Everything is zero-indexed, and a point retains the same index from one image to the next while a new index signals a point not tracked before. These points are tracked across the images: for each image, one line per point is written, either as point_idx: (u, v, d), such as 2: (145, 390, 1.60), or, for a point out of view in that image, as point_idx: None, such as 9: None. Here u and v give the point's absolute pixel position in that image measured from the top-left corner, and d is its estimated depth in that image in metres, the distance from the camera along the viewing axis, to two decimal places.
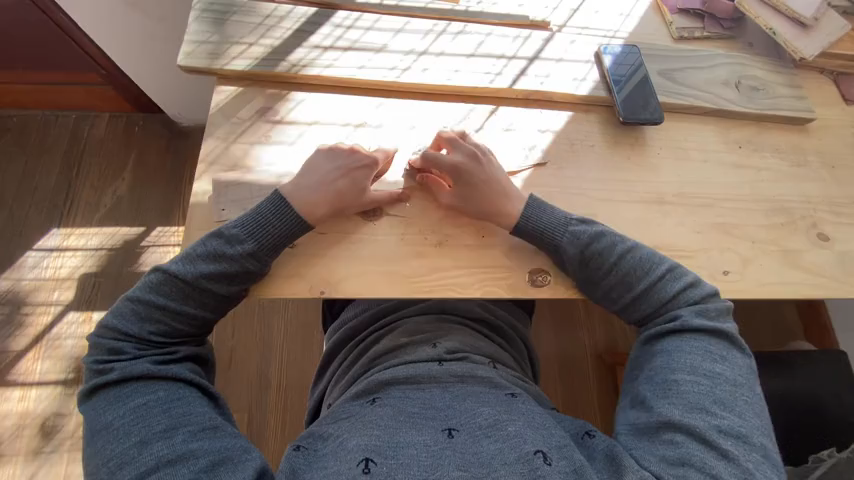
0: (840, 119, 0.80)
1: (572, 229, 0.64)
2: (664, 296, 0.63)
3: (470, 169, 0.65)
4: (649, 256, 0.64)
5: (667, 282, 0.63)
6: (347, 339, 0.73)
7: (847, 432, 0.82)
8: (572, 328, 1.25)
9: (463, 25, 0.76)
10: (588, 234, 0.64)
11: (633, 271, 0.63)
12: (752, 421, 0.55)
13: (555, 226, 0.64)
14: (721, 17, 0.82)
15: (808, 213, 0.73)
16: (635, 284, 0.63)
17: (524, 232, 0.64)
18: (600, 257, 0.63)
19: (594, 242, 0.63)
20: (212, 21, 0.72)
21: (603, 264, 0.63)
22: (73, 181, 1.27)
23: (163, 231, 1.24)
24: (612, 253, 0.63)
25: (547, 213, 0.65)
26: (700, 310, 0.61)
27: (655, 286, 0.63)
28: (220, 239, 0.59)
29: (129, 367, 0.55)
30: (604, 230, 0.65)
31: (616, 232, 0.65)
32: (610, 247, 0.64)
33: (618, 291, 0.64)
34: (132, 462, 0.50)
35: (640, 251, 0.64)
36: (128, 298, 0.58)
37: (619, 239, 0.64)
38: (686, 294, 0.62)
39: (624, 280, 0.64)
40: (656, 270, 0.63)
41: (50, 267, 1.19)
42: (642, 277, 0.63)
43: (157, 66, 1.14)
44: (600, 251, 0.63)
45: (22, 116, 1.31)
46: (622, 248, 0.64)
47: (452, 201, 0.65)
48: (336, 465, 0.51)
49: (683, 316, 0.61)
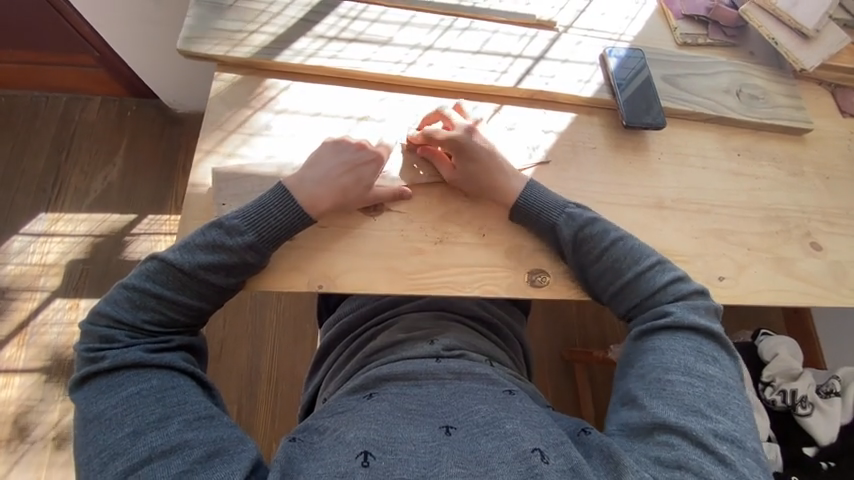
0: (836, 131, 0.82)
1: (569, 211, 0.65)
2: (651, 285, 0.63)
3: (473, 150, 0.66)
4: (639, 246, 0.65)
5: (655, 272, 0.64)
6: (344, 333, 0.73)
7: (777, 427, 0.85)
8: (565, 328, 1.26)
9: (469, 21, 0.76)
10: (583, 218, 0.65)
11: (623, 258, 0.64)
12: (744, 425, 0.56)
13: (551, 207, 0.65)
14: (724, 24, 0.83)
15: (802, 222, 0.74)
16: (623, 271, 0.64)
17: (522, 213, 0.65)
18: (592, 240, 0.64)
19: (587, 226, 0.64)
20: (213, 7, 0.70)
21: (594, 247, 0.64)
22: (62, 165, 1.24)
23: (154, 219, 1.22)
24: (604, 238, 0.64)
25: (545, 194, 0.66)
26: (690, 306, 0.62)
27: (644, 275, 0.64)
28: (220, 230, 0.58)
29: (121, 355, 0.54)
30: (598, 218, 0.66)
31: (609, 221, 0.66)
32: (602, 232, 0.64)
33: (607, 278, 0.64)
34: (125, 453, 0.49)
35: (632, 240, 0.65)
36: (122, 285, 0.57)
37: (612, 228, 0.65)
38: (674, 286, 0.63)
39: (614, 266, 0.64)
40: (645, 259, 0.64)
41: (36, 252, 1.16)
42: (631, 265, 0.64)
43: (151, 49, 1.11)
44: (592, 234, 0.64)
45: (11, 97, 1.28)
46: (615, 235, 0.65)
47: (452, 176, 0.66)
48: (335, 456, 0.51)
49: (674, 312, 0.61)
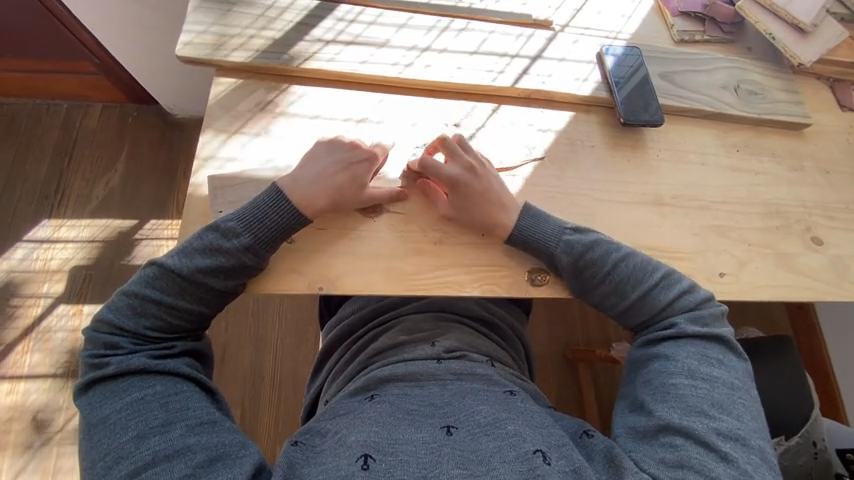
0: (835, 126, 0.82)
1: (566, 239, 0.64)
2: (657, 302, 0.63)
3: (469, 180, 0.65)
4: (641, 264, 0.64)
5: (661, 289, 0.63)
6: (345, 335, 0.73)
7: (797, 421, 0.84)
8: (567, 328, 1.26)
9: (466, 22, 0.76)
10: (582, 244, 0.63)
11: (626, 280, 0.64)
12: (750, 425, 0.56)
13: (549, 238, 0.63)
14: (721, 21, 0.83)
15: (803, 217, 0.74)
16: (628, 293, 0.64)
17: (519, 241, 0.64)
18: (594, 266, 0.63)
19: (588, 252, 0.63)
20: (210, 12, 0.71)
21: (597, 271, 0.63)
22: (64, 172, 1.25)
23: (156, 224, 1.22)
24: (606, 261, 0.63)
25: (542, 224, 0.64)
26: (695, 316, 0.62)
27: (650, 293, 0.63)
28: (216, 233, 0.58)
29: (126, 361, 0.55)
30: (599, 237, 0.65)
31: (610, 239, 0.65)
32: (603, 255, 0.63)
33: (613, 299, 0.65)
34: (128, 457, 0.49)
35: (634, 258, 0.64)
36: (123, 292, 0.57)
37: (614, 247, 0.64)
38: (681, 301, 0.63)
39: (619, 287, 0.64)
40: (649, 278, 0.63)
41: (40, 258, 1.17)
42: (635, 285, 0.64)
43: (153, 57, 1.12)
44: (593, 259, 0.63)
45: (13, 105, 1.29)
46: (617, 256, 0.64)
47: (448, 212, 0.65)
48: (335, 461, 0.51)
49: (680, 324, 0.62)
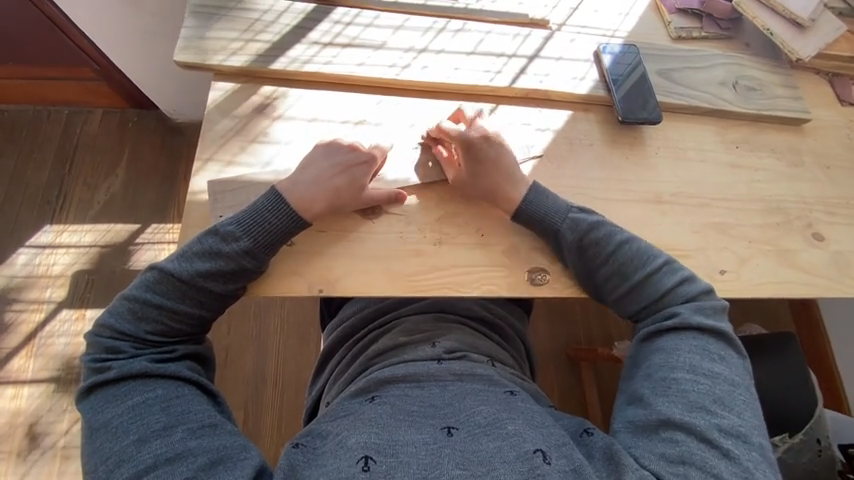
0: (835, 121, 0.81)
1: (572, 217, 0.64)
2: (658, 287, 0.63)
3: (485, 148, 0.67)
4: (644, 248, 0.65)
5: (663, 274, 0.64)
6: (346, 336, 0.73)
7: (799, 417, 0.84)
8: (569, 327, 1.25)
9: (463, 23, 0.76)
10: (587, 223, 0.64)
11: (629, 262, 0.64)
12: (750, 421, 0.56)
13: (554, 213, 0.64)
14: (718, 17, 0.82)
15: (804, 213, 0.73)
16: (630, 274, 0.64)
17: (526, 216, 0.65)
18: (597, 245, 0.64)
19: (593, 231, 0.64)
20: (208, 17, 0.71)
21: (601, 250, 0.64)
22: (66, 177, 1.25)
23: (158, 228, 1.23)
24: (610, 242, 0.64)
25: (551, 199, 0.65)
26: (697, 307, 0.62)
27: (650, 278, 0.64)
28: (216, 237, 0.58)
29: (128, 365, 0.55)
30: (602, 220, 0.65)
31: (614, 224, 0.66)
32: (607, 236, 0.64)
33: (614, 282, 0.65)
34: (131, 460, 0.50)
35: (637, 242, 0.65)
36: (124, 297, 0.57)
37: (619, 230, 0.65)
38: (682, 289, 0.63)
39: (620, 270, 0.64)
40: (651, 262, 0.64)
41: (42, 264, 1.18)
42: (637, 268, 0.64)
43: (152, 62, 1.13)
44: (598, 238, 0.64)
45: (14, 112, 1.29)
46: (620, 237, 0.65)
47: (460, 177, 0.66)
48: (336, 462, 0.51)
49: (681, 313, 0.62)
